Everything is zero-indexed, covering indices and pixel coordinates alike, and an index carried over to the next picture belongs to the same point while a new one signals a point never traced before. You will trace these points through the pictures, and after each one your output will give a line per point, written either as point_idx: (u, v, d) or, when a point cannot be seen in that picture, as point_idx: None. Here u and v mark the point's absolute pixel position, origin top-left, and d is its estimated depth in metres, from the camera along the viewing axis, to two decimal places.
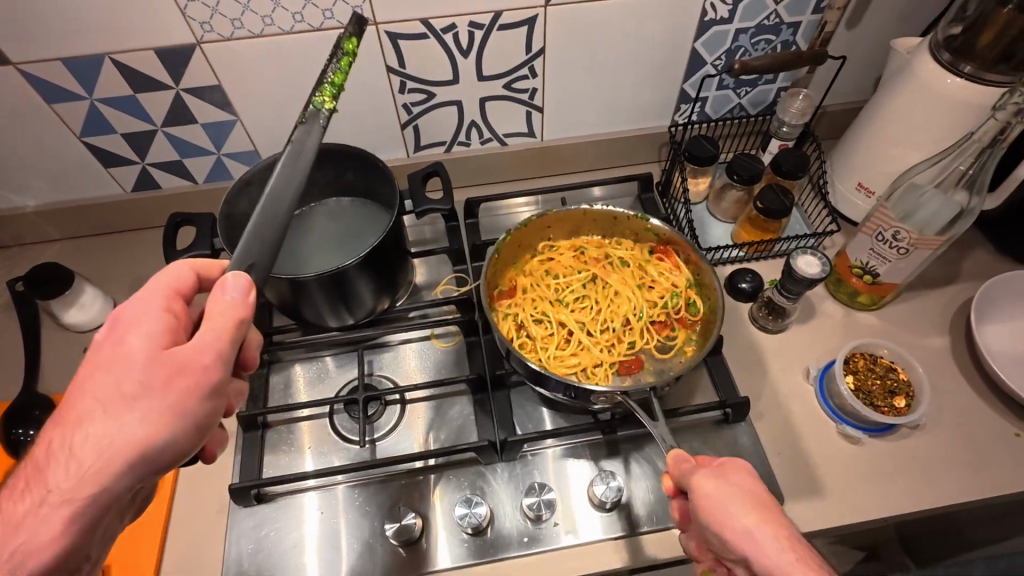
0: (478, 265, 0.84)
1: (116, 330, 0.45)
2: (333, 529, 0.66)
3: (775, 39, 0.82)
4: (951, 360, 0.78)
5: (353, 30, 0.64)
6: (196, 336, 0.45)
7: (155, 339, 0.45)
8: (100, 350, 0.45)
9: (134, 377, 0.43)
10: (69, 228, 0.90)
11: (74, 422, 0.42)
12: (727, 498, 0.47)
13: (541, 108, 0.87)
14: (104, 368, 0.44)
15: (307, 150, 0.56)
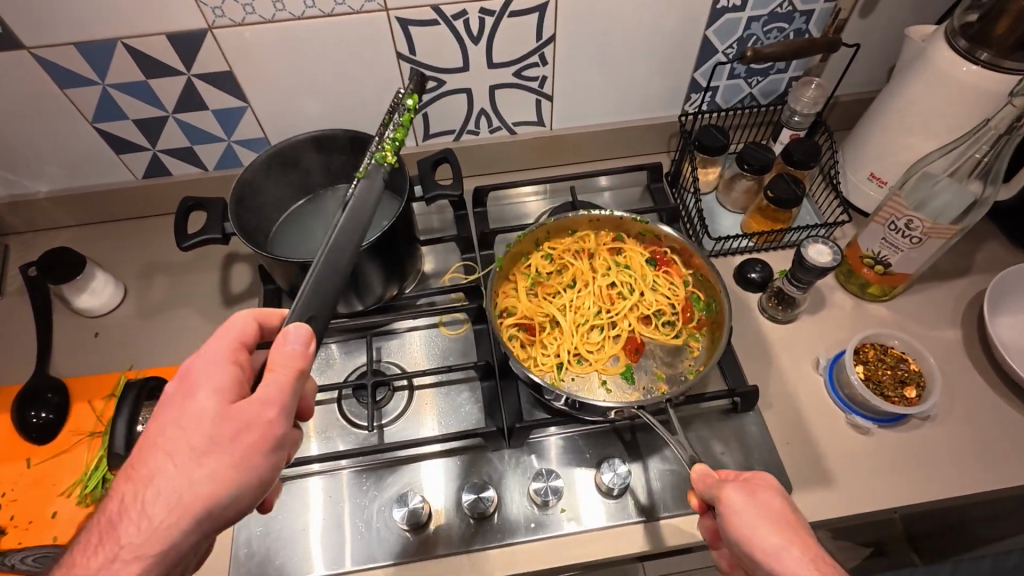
0: (487, 253, 0.84)
1: (186, 384, 0.47)
2: (345, 511, 0.66)
3: (788, 28, 0.82)
4: (962, 351, 0.77)
5: (415, 88, 0.65)
6: (259, 389, 0.46)
7: (223, 392, 0.46)
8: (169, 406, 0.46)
9: (202, 431, 0.44)
10: (80, 214, 0.90)
11: (144, 477, 0.43)
12: (756, 519, 0.47)
13: (551, 97, 0.87)
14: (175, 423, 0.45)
15: (370, 201, 0.56)
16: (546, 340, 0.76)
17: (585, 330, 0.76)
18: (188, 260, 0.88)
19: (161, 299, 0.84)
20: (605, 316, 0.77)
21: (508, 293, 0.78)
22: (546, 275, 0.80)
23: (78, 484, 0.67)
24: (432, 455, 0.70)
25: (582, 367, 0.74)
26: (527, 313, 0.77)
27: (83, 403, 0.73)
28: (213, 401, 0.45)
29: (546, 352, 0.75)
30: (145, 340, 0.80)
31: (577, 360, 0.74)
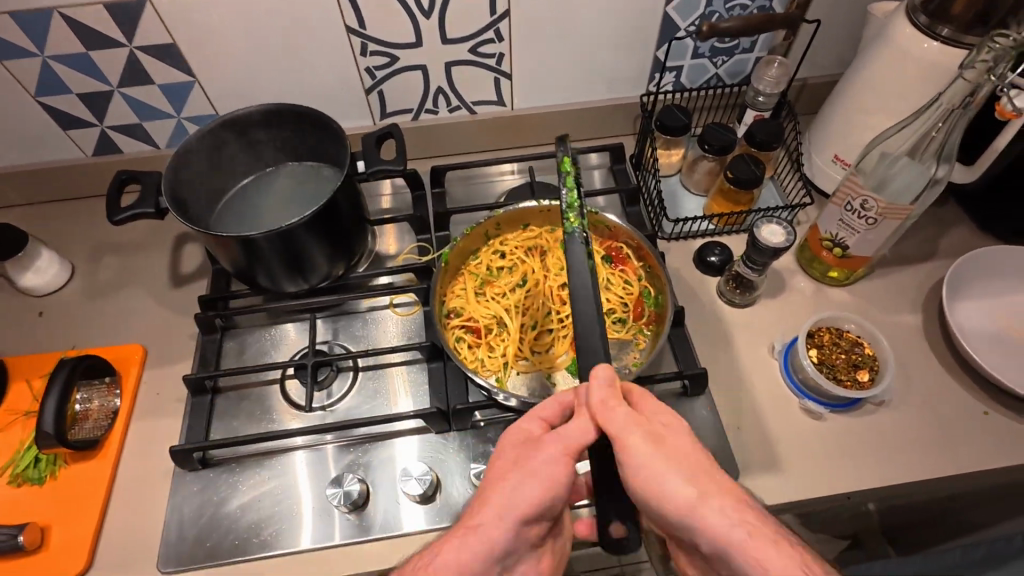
0: (442, 234, 0.82)
1: (534, 442, 0.50)
2: (313, 490, 0.65)
3: (751, 5, 0.80)
4: (922, 337, 0.76)
5: (564, 152, 0.60)
6: (548, 448, 0.48)
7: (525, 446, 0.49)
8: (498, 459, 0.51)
9: (536, 482, 0.48)
10: (30, 193, 0.88)
11: (473, 525, 0.47)
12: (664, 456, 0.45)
13: (509, 75, 0.85)
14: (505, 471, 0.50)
15: (581, 266, 0.52)
16: (492, 337, 0.73)
17: (533, 330, 0.73)
18: (139, 240, 0.86)
19: (109, 278, 0.83)
20: (555, 314, 0.75)
21: (455, 292, 0.76)
22: (496, 274, 0.78)
23: (9, 464, 0.65)
24: (406, 432, 0.69)
25: (528, 364, 0.71)
26: (473, 310, 0.74)
27: (21, 383, 0.72)
28: (536, 454, 0.49)
29: (491, 349, 0.72)
30: (90, 320, 0.78)
31: (524, 362, 0.71)
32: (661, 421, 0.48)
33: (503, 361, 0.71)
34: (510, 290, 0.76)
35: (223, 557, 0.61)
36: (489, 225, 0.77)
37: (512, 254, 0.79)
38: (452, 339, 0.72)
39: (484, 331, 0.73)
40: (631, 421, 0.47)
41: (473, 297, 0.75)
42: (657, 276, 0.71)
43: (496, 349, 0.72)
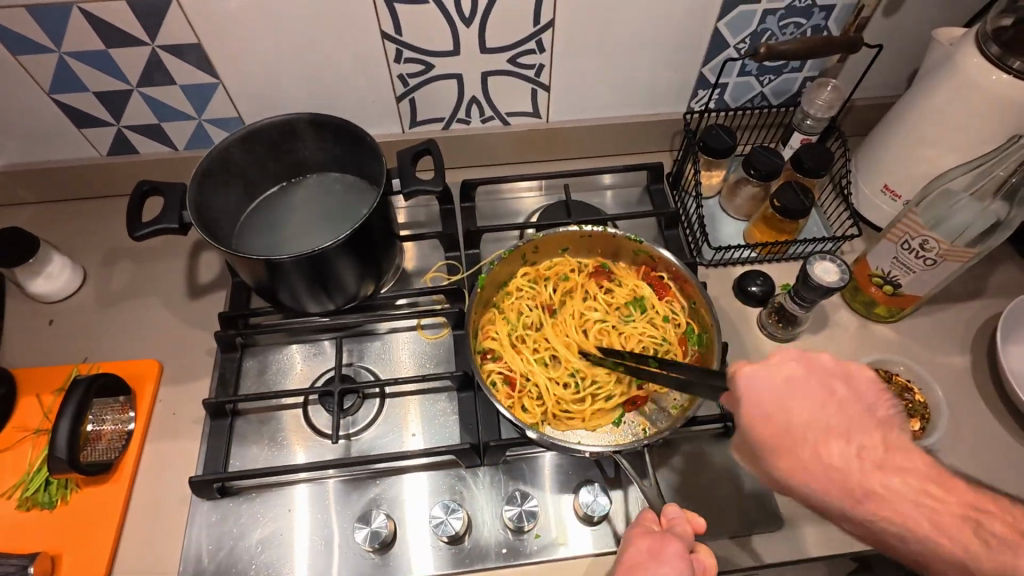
0: (473, 252, 0.79)
1: (807, 366, 0.46)
2: (319, 527, 0.62)
3: (805, 23, 0.76)
4: (970, 381, 0.73)
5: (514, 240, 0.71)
6: (665, 549, 0.47)
7: (776, 368, 0.46)
8: (750, 400, 0.46)
9: (810, 410, 0.44)
10: (41, 191, 0.85)
11: None
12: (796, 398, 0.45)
13: (548, 87, 0.81)
14: (795, 411, 0.44)
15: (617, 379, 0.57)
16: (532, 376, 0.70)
17: (578, 368, 0.71)
18: (154, 246, 0.82)
19: (122, 286, 0.79)
20: (597, 351, 0.72)
21: (491, 330, 0.73)
22: (530, 309, 0.74)
23: (19, 485, 0.62)
24: (417, 468, 0.65)
25: (570, 406, 0.68)
26: (510, 345, 0.72)
27: (31, 397, 0.69)
28: (812, 381, 0.46)
29: (531, 389, 0.69)
30: (102, 330, 0.75)
31: (572, 403, 0.68)
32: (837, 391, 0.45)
33: (542, 404, 0.68)
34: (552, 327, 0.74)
35: None
36: (527, 248, 0.73)
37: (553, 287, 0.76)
38: (489, 376, 0.69)
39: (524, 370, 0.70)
40: (799, 386, 0.45)
41: (512, 333, 0.73)
42: (702, 311, 0.68)
43: (536, 391, 0.69)
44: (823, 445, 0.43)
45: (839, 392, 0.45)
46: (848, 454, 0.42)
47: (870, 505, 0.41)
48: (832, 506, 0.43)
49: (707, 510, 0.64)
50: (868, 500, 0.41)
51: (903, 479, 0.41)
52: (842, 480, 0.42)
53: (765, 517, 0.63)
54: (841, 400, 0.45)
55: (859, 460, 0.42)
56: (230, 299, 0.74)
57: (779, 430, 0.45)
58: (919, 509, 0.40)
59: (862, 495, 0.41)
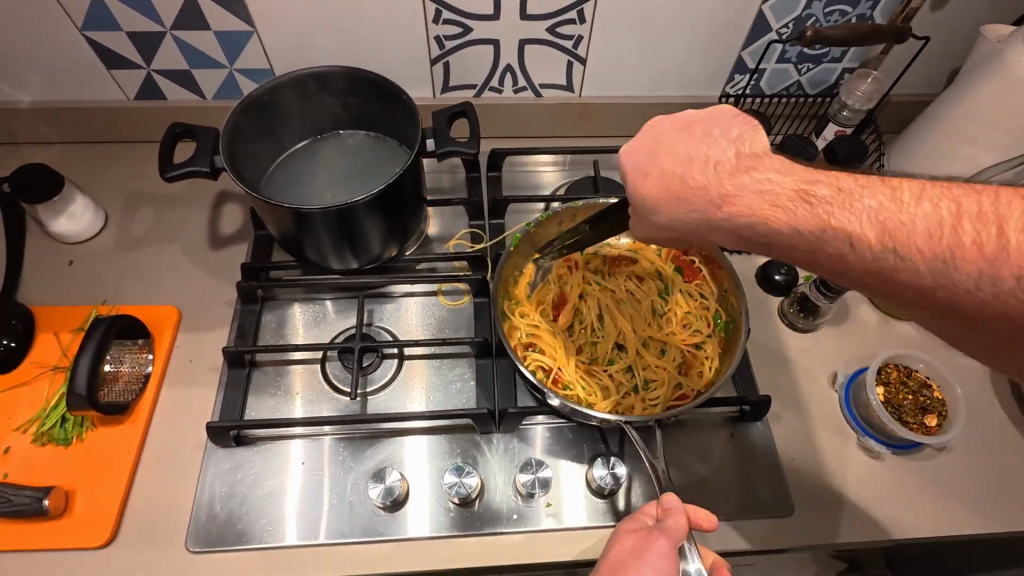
0: (497, 222, 0.78)
1: (687, 125, 0.50)
2: (326, 483, 0.62)
3: (851, 12, 0.75)
4: (988, 383, 0.72)
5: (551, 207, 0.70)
6: (655, 545, 0.47)
7: (647, 136, 0.51)
8: (642, 133, 0.52)
9: (687, 150, 0.48)
10: (65, 132, 0.84)
11: None
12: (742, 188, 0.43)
13: (584, 60, 0.80)
14: (673, 150, 0.49)
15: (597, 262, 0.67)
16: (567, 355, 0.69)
17: (611, 348, 0.70)
18: (177, 194, 0.82)
19: (143, 232, 0.78)
20: (632, 333, 0.71)
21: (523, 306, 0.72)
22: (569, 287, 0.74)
23: (34, 421, 0.62)
24: (424, 430, 0.66)
25: (604, 386, 0.67)
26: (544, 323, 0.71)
27: (48, 335, 0.68)
28: (695, 135, 0.49)
29: (565, 367, 0.68)
30: (121, 274, 0.75)
31: (604, 384, 0.68)
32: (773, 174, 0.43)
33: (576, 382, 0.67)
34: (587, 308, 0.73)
35: (247, 542, 0.59)
36: (563, 218, 0.72)
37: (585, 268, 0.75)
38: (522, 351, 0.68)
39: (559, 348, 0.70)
40: (743, 181, 0.44)
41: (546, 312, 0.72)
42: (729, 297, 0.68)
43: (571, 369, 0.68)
44: (707, 138, 0.48)
45: (726, 125, 0.48)
46: (731, 180, 0.44)
47: (725, 207, 0.44)
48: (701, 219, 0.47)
49: (718, 492, 0.64)
50: (723, 205, 0.44)
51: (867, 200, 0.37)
52: (709, 193, 0.45)
53: (776, 502, 0.64)
54: (705, 153, 0.47)
55: (737, 168, 0.45)
56: (252, 252, 0.74)
57: (654, 172, 0.50)
58: (914, 203, 0.36)
59: (829, 234, 0.38)
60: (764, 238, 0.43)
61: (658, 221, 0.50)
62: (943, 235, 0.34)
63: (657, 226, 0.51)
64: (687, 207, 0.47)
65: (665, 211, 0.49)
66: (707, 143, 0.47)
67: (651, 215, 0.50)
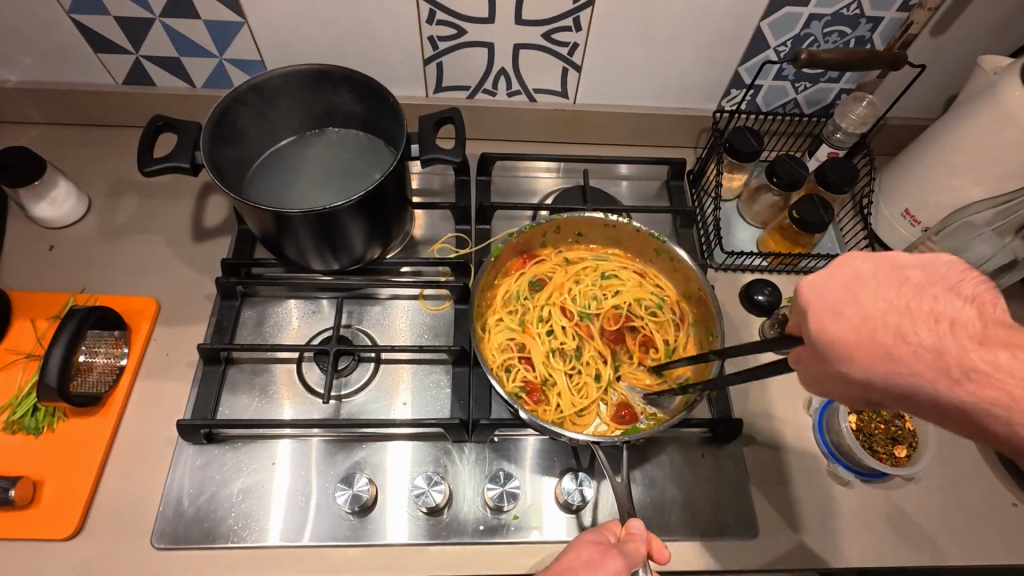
0: (483, 228, 0.78)
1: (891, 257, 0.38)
2: (307, 485, 0.62)
3: (850, 33, 0.74)
4: None
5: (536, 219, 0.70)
6: (613, 560, 0.46)
7: (841, 264, 0.38)
8: (834, 281, 0.38)
9: (880, 299, 0.37)
10: (52, 113, 0.83)
11: None
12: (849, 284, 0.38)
13: (579, 67, 0.79)
14: (884, 294, 0.37)
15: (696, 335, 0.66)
16: (534, 365, 0.69)
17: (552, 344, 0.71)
18: (162, 183, 0.81)
19: (125, 220, 0.78)
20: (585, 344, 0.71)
21: (495, 313, 0.72)
22: (572, 276, 0.75)
23: (7, 408, 0.62)
24: (398, 437, 0.66)
25: (568, 398, 0.67)
26: (512, 332, 0.72)
27: (24, 321, 0.68)
28: (907, 280, 0.38)
29: (529, 377, 0.69)
30: (102, 262, 0.74)
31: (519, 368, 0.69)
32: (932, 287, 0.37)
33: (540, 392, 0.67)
34: (556, 318, 0.73)
35: (213, 541, 0.59)
36: (548, 228, 0.72)
37: (558, 279, 0.75)
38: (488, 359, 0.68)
39: (524, 358, 0.70)
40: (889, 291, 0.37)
41: (515, 320, 0.72)
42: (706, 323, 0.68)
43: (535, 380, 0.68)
44: (884, 329, 0.37)
45: (950, 289, 0.37)
46: (899, 381, 0.37)
47: (973, 384, 0.35)
48: (915, 391, 0.37)
49: (684, 512, 0.64)
50: (970, 381, 0.35)
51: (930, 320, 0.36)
52: (934, 364, 0.36)
53: (741, 525, 0.64)
54: (938, 306, 0.37)
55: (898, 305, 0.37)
56: (234, 247, 0.73)
57: (839, 331, 0.37)
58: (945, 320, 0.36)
59: (964, 372, 0.35)
60: (920, 395, 0.37)
61: (849, 370, 0.38)
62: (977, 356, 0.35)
63: (838, 376, 0.38)
64: (874, 359, 0.37)
65: (866, 361, 0.37)
66: (905, 320, 0.37)
67: (843, 365, 0.38)
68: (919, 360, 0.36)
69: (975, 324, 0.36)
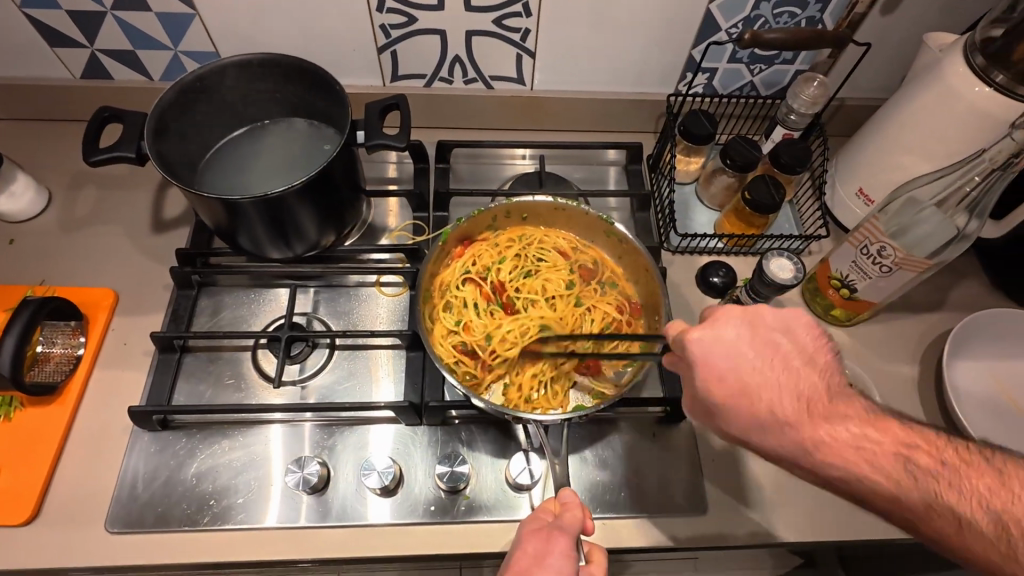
0: (440, 215, 0.79)
1: (754, 326, 0.47)
2: (276, 470, 0.63)
3: (800, 14, 0.74)
4: (914, 390, 0.73)
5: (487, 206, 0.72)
6: (558, 550, 0.47)
7: (720, 327, 0.47)
8: (702, 343, 0.47)
9: (742, 365, 0.46)
10: (12, 108, 0.83)
11: None
12: (716, 347, 0.47)
13: (533, 53, 0.79)
14: (726, 363, 0.47)
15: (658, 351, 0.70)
16: (482, 349, 0.71)
17: (499, 311, 0.74)
18: (122, 176, 0.82)
19: (85, 213, 0.79)
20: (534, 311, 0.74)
21: (445, 297, 0.73)
22: (523, 245, 0.77)
23: None
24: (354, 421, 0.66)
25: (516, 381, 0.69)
26: (461, 317, 0.73)
27: None
28: (763, 344, 0.47)
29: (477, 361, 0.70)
30: (61, 255, 0.75)
31: (460, 337, 0.71)
32: (780, 334, 0.47)
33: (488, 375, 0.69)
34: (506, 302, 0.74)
35: (168, 525, 0.60)
36: (497, 212, 0.74)
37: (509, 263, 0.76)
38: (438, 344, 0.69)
39: (473, 343, 0.71)
40: (736, 345, 0.47)
41: (465, 304, 0.73)
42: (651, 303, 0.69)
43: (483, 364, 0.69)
44: (755, 396, 0.46)
45: (784, 352, 0.46)
46: (777, 445, 0.46)
47: (821, 454, 0.44)
48: (784, 454, 0.46)
49: (635, 491, 0.65)
50: (818, 452, 0.44)
51: (847, 424, 0.44)
52: (793, 434, 0.45)
53: (690, 501, 0.65)
54: (801, 387, 0.45)
55: (804, 412, 0.45)
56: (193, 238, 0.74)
57: (715, 374, 0.47)
58: (863, 439, 0.43)
59: (812, 442, 0.44)
60: (779, 446, 0.46)
61: (728, 428, 0.48)
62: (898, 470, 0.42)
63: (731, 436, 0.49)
64: (750, 421, 0.46)
65: (739, 427, 0.48)
66: (766, 392, 0.46)
67: (722, 424, 0.48)
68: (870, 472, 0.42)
69: (810, 394, 0.45)
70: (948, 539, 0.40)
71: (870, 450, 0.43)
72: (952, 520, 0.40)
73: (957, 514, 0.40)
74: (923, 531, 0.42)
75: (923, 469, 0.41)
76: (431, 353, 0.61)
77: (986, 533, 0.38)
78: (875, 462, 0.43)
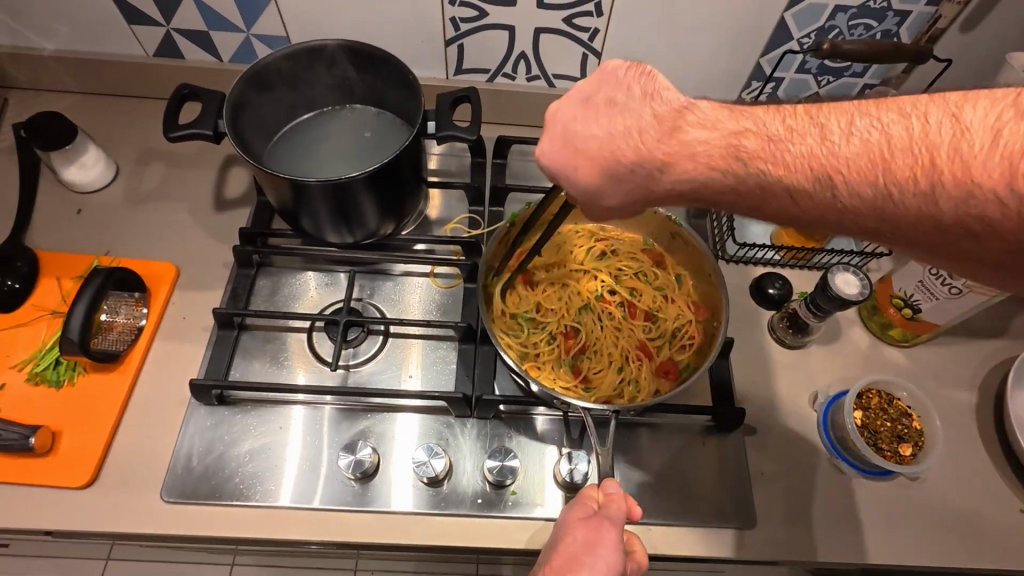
0: (497, 210, 0.79)
1: (584, 102, 0.49)
2: (324, 453, 0.64)
3: (877, 27, 0.73)
4: (972, 418, 0.71)
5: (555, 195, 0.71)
6: (604, 538, 0.46)
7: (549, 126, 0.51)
8: (548, 130, 0.51)
9: (606, 128, 0.47)
10: (86, 82, 0.86)
11: None
12: (577, 127, 0.49)
13: (599, 53, 0.79)
14: (586, 129, 0.48)
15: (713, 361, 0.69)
16: (548, 345, 0.71)
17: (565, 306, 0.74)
18: (187, 154, 0.83)
19: (151, 187, 0.80)
20: (597, 311, 0.74)
21: (511, 292, 0.74)
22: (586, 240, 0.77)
23: (30, 360, 0.65)
24: (410, 409, 0.67)
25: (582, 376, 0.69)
26: (528, 312, 0.73)
27: (51, 280, 0.71)
28: (600, 108, 0.48)
29: (544, 356, 0.70)
30: (125, 228, 0.77)
31: (523, 330, 0.71)
32: (607, 96, 0.49)
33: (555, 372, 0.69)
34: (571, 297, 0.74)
35: (221, 498, 0.61)
36: (566, 203, 0.73)
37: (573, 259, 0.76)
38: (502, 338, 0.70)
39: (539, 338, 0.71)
40: (589, 114, 0.49)
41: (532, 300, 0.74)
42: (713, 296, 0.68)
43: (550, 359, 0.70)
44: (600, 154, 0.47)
45: (628, 88, 0.48)
46: (661, 147, 0.44)
47: (668, 177, 0.44)
48: (642, 189, 0.47)
49: (688, 500, 0.64)
50: (667, 173, 0.44)
51: (691, 130, 0.43)
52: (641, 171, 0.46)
53: (739, 513, 0.64)
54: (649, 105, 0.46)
55: (663, 132, 0.45)
56: (255, 218, 0.75)
57: (568, 162, 0.49)
58: (696, 142, 0.43)
59: (659, 169, 0.45)
60: (659, 163, 0.44)
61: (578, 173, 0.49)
62: (752, 160, 0.40)
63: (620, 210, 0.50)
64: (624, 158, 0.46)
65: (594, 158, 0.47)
66: (616, 141, 0.47)
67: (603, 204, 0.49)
68: (718, 172, 0.42)
69: (677, 108, 0.45)
70: (814, 204, 0.38)
71: (716, 155, 0.42)
72: (890, 174, 0.35)
73: (917, 170, 0.34)
74: (900, 229, 0.36)
75: (758, 153, 0.40)
76: (496, 344, 0.60)
77: (841, 183, 0.36)
78: (721, 161, 0.42)
